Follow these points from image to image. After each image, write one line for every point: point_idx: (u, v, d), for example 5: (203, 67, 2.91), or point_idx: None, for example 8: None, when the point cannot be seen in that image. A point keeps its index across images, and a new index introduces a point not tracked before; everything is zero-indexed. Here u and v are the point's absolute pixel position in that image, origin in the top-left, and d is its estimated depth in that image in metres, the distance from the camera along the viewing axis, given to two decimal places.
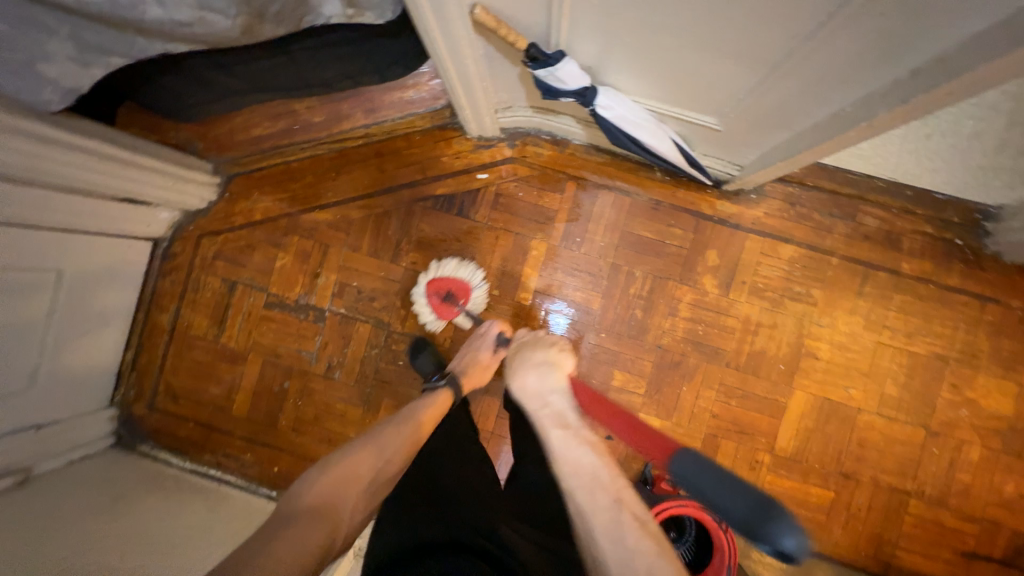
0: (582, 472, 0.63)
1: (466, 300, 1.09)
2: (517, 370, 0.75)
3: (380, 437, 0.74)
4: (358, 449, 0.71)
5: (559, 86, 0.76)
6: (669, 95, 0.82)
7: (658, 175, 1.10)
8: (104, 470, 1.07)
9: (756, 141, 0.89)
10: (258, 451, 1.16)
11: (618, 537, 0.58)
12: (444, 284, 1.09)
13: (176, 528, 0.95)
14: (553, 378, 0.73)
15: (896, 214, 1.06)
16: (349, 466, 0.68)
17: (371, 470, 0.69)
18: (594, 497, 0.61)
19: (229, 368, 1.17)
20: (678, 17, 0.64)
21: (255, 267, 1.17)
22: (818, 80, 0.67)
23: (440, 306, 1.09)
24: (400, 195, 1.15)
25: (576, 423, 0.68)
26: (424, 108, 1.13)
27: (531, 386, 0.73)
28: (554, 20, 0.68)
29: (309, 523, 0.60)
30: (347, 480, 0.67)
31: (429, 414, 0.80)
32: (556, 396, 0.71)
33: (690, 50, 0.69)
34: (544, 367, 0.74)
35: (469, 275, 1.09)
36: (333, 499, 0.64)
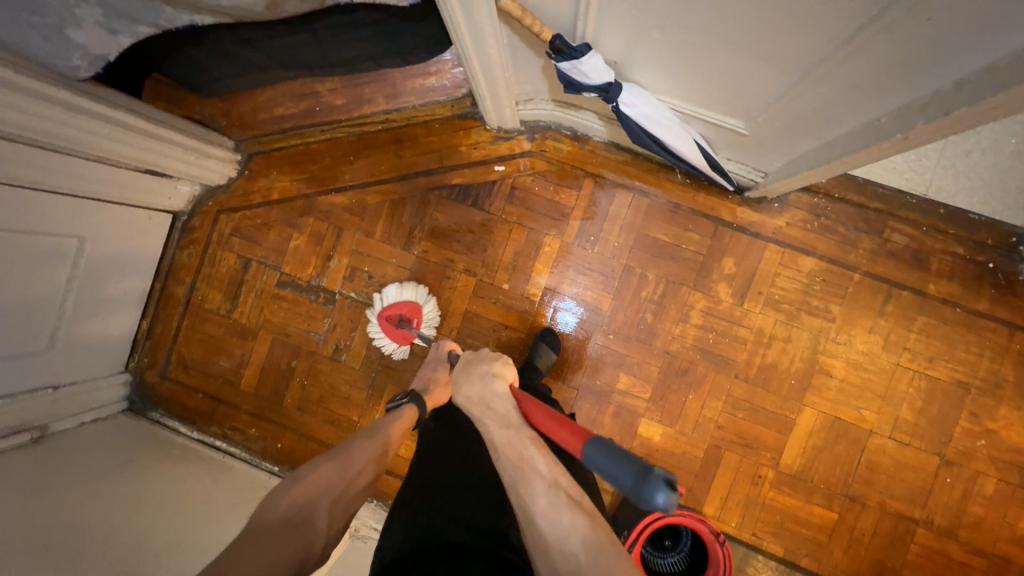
0: (522, 464, 0.57)
1: (417, 322, 1.09)
2: (458, 379, 0.68)
3: (347, 454, 0.71)
4: (328, 461, 0.69)
5: (581, 81, 0.73)
6: (695, 95, 0.80)
7: (678, 177, 1.07)
8: (116, 433, 1.10)
9: (784, 148, 0.86)
10: (263, 426, 1.18)
11: (556, 518, 0.53)
12: (393, 312, 1.09)
13: (179, 496, 0.97)
14: (494, 383, 0.65)
15: (927, 232, 1.01)
16: (319, 477, 0.66)
17: (343, 481, 0.68)
18: (534, 485, 0.55)
19: (239, 344, 1.19)
20: (710, 15, 0.61)
21: (270, 246, 1.18)
22: (854, 87, 0.64)
23: (394, 333, 1.08)
24: (416, 183, 1.15)
25: (515, 417, 0.62)
26: (445, 96, 1.12)
27: (472, 391, 0.66)
28: (582, 10, 0.66)
29: (276, 541, 0.58)
30: (316, 493, 0.65)
31: (400, 424, 0.77)
32: (496, 396, 0.64)
33: (721, 49, 0.67)
34: (485, 372, 0.66)
35: (415, 296, 1.10)
36: (302, 514, 0.62)
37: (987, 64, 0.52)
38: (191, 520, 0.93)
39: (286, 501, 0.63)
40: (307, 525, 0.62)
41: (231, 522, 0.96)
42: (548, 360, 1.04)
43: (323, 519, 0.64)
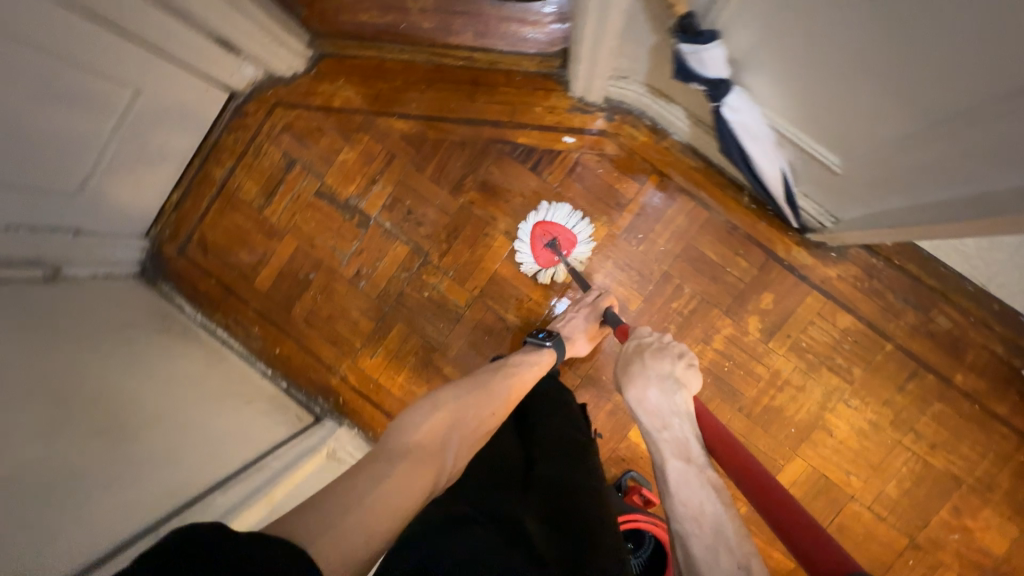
0: (703, 520, 0.59)
1: (568, 249, 1.07)
2: (638, 381, 0.75)
3: (481, 392, 0.77)
4: (460, 396, 0.75)
5: (695, 69, 0.69)
6: (801, 118, 0.76)
7: (745, 199, 1.03)
8: (124, 295, 1.10)
9: (867, 200, 0.82)
10: (267, 328, 1.17)
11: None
12: (551, 231, 1.07)
13: (172, 372, 0.97)
14: (679, 400, 0.72)
15: (972, 322, 0.99)
16: (455, 410, 0.72)
17: (474, 416, 0.74)
18: (717, 552, 0.56)
19: (263, 242, 1.17)
20: (859, 31, 0.58)
21: (318, 153, 1.15)
22: (973, 155, 0.60)
23: (543, 251, 1.07)
24: (480, 130, 1.11)
25: (699, 457, 0.66)
26: (535, 51, 1.08)
27: (653, 403, 0.73)
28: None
29: (422, 456, 0.64)
30: (453, 418, 0.71)
31: (526, 376, 0.84)
32: (680, 422, 0.70)
33: (857, 69, 0.63)
34: (670, 385, 0.74)
35: (576, 225, 1.06)
36: (439, 440, 0.68)
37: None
38: (181, 397, 0.93)
39: (426, 423, 0.69)
40: (444, 449, 0.67)
41: (215, 413, 0.96)
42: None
43: (456, 447, 0.68)
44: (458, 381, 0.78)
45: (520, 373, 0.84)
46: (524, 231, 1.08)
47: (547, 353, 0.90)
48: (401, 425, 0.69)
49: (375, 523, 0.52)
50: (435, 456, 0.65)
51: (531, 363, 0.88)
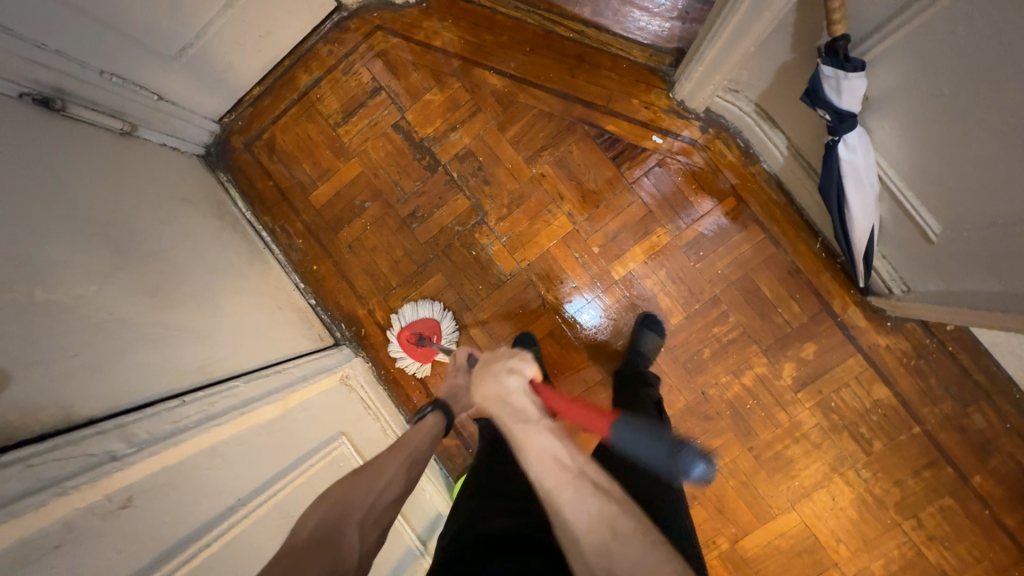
0: (546, 459, 0.56)
1: (437, 336, 1.09)
2: (476, 380, 0.66)
3: (375, 465, 0.69)
4: (351, 475, 0.66)
5: (828, 94, 0.67)
6: (915, 173, 0.74)
7: (816, 246, 1.01)
8: (188, 172, 1.10)
9: (952, 275, 0.79)
10: (309, 243, 1.17)
11: (583, 513, 0.52)
12: (413, 330, 1.10)
13: (216, 258, 0.97)
14: (512, 380, 0.64)
15: (1006, 428, 0.97)
16: (346, 492, 0.63)
17: (371, 492, 0.65)
18: (557, 475, 0.54)
19: (329, 158, 1.17)
20: (1012, 97, 0.56)
21: (406, 86, 1.14)
22: None
23: (416, 352, 1.09)
24: (571, 106, 1.08)
25: (535, 411, 0.61)
26: (649, 43, 1.06)
27: (490, 391, 0.64)
28: (907, 12, 0.59)
29: (316, 553, 0.54)
30: (346, 500, 0.62)
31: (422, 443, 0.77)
32: (516, 394, 0.63)
33: (996, 139, 0.60)
34: (504, 369, 0.65)
35: (431, 314, 1.10)
36: (332, 525, 0.59)
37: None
38: (223, 283, 0.94)
39: (314, 515, 0.60)
40: (342, 535, 0.58)
41: (246, 309, 0.97)
42: (654, 350, 1.03)
43: (356, 534, 0.59)
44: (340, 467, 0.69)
45: (410, 443, 0.76)
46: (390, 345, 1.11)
47: (430, 416, 0.82)
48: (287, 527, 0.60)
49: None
50: (333, 545, 0.56)
51: (427, 424, 0.81)
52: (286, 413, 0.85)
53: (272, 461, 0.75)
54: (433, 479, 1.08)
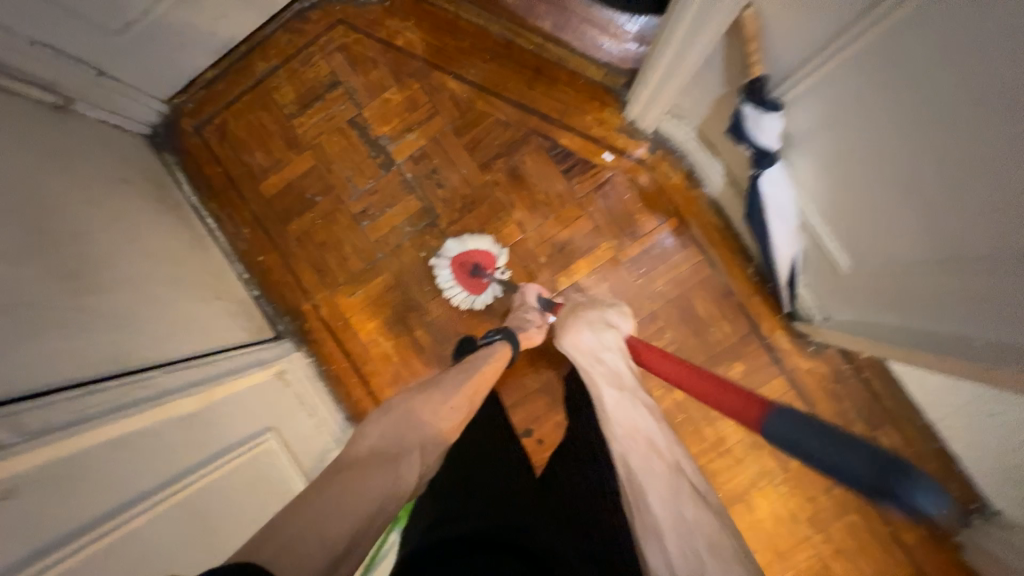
0: (638, 436, 0.65)
1: (490, 269, 1.08)
2: (571, 329, 0.81)
3: (442, 387, 0.78)
4: (416, 398, 0.75)
5: (749, 131, 0.71)
6: (828, 209, 0.77)
7: (749, 270, 1.06)
8: (130, 151, 1.06)
9: (860, 306, 0.83)
10: (257, 233, 1.15)
11: (674, 507, 0.56)
12: (468, 258, 1.08)
13: (151, 242, 0.95)
14: (608, 338, 0.79)
15: (908, 452, 1.03)
16: (409, 416, 0.72)
17: (429, 419, 0.73)
18: (650, 460, 0.61)
19: (282, 148, 1.15)
20: (907, 145, 0.59)
21: (364, 82, 1.13)
22: (965, 296, 0.61)
23: (467, 281, 1.08)
24: (526, 117, 1.10)
25: (630, 381, 0.73)
26: (605, 62, 1.08)
27: (586, 343, 0.78)
28: (818, 58, 0.62)
29: (375, 465, 0.62)
30: (409, 422, 0.71)
31: (488, 369, 0.84)
32: (612, 355, 0.77)
33: (894, 183, 0.64)
34: (601, 327, 0.80)
35: (487, 245, 1.08)
36: (391, 449, 0.66)
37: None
38: (155, 269, 0.91)
39: (377, 431, 0.68)
40: (399, 457, 0.66)
41: (180, 297, 0.94)
42: None
43: (414, 456, 0.67)
44: (412, 386, 0.78)
45: (477, 367, 0.83)
46: (441, 269, 1.08)
47: (499, 342, 0.89)
48: (352, 441, 0.68)
49: (315, 541, 0.49)
50: (390, 462, 0.64)
51: (494, 349, 0.88)
52: (210, 406, 0.83)
53: (185, 457, 0.73)
54: None
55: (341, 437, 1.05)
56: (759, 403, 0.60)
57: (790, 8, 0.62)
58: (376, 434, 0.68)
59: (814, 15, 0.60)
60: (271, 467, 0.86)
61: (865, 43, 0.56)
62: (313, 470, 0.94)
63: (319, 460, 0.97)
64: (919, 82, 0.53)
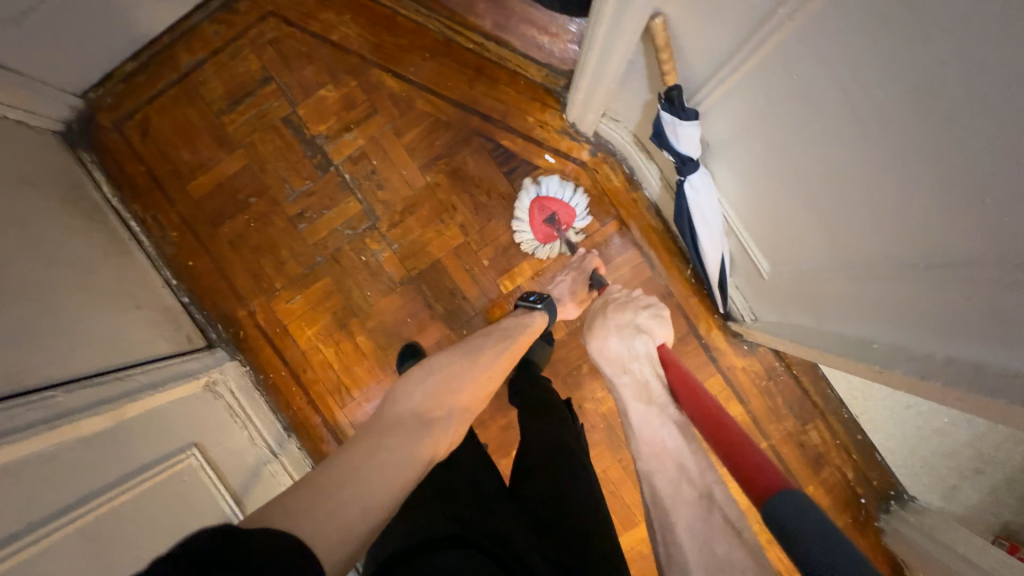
0: (664, 453, 0.59)
1: (566, 225, 1.06)
2: (600, 333, 0.81)
3: (481, 354, 0.75)
4: (454, 363, 0.71)
5: (670, 138, 0.72)
6: (749, 215, 0.79)
7: (688, 271, 1.08)
8: (39, 150, 0.99)
9: (783, 308, 0.86)
10: (186, 237, 1.09)
11: (705, 542, 0.48)
12: (550, 206, 1.05)
13: (55, 249, 0.88)
14: (639, 345, 0.76)
15: (836, 444, 1.07)
16: (448, 381, 0.68)
17: (466, 386, 0.70)
18: (678, 482, 0.55)
19: (211, 147, 1.09)
20: (803, 157, 0.60)
21: (298, 79, 1.09)
22: (862, 302, 0.63)
23: (540, 227, 1.05)
24: (468, 117, 1.08)
25: (661, 399, 0.68)
26: (546, 62, 1.07)
27: (615, 351, 0.77)
28: (725, 69, 0.63)
29: (413, 431, 0.59)
30: (448, 387, 0.68)
31: (521, 340, 0.82)
32: (641, 365, 0.74)
33: (796, 193, 0.65)
34: (632, 334, 0.78)
35: (573, 200, 1.06)
36: (430, 413, 0.63)
37: (949, 355, 0.52)
38: (58, 278, 0.85)
39: (416, 395, 0.65)
40: (437, 425, 0.62)
41: (89, 308, 0.88)
42: (543, 358, 1.01)
43: (449, 427, 0.64)
44: (450, 348, 0.75)
45: (513, 337, 0.81)
46: (523, 206, 1.06)
47: (539, 314, 0.89)
48: (391, 400, 0.65)
49: (361, 508, 0.46)
50: (426, 428, 0.61)
51: (527, 322, 0.87)
52: (119, 426, 0.78)
53: (85, 481, 0.68)
54: None
55: (278, 450, 1.02)
56: (774, 479, 0.48)
57: (696, 21, 0.63)
58: (417, 397, 0.65)
59: (715, 30, 0.61)
60: (192, 485, 0.82)
61: (761, 56, 0.57)
62: (243, 487, 0.90)
63: (250, 474, 0.93)
64: (806, 99, 0.54)
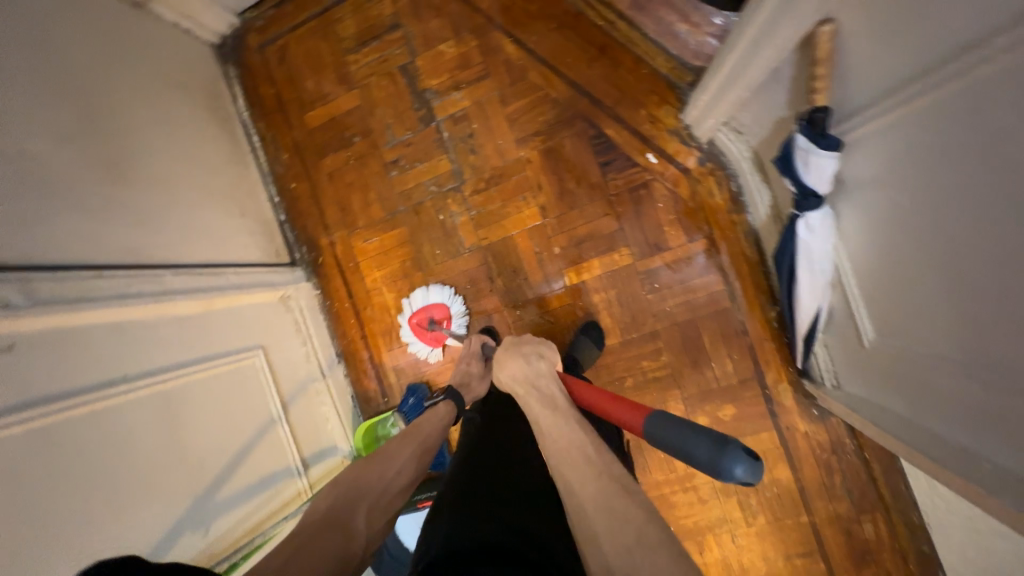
0: (567, 448, 0.56)
1: (446, 322, 1.08)
2: (503, 361, 0.72)
3: (396, 446, 0.72)
4: (362, 466, 0.68)
5: (798, 166, 0.63)
6: (865, 270, 0.69)
7: (771, 313, 0.98)
8: (196, 58, 1.11)
9: (872, 384, 0.75)
10: (294, 160, 1.19)
11: (609, 509, 0.47)
12: (424, 313, 1.09)
13: (189, 149, 1.00)
14: (541, 364, 0.71)
15: (891, 545, 0.94)
16: (361, 477, 0.66)
17: (380, 482, 0.67)
18: (579, 470, 0.52)
19: (333, 81, 1.16)
20: (957, 222, 0.50)
21: (424, 30, 1.11)
22: (979, 408, 0.53)
23: (427, 336, 1.09)
24: (577, 98, 1.04)
25: (564, 405, 0.63)
26: (677, 54, 0.99)
27: (520, 372, 0.70)
28: (887, 100, 0.53)
29: (323, 533, 0.56)
30: (360, 485, 0.65)
31: (438, 424, 0.79)
32: (546, 381, 0.69)
33: (932, 260, 0.55)
34: (533, 356, 0.72)
35: (439, 300, 1.10)
36: (342, 513, 0.60)
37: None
38: (188, 176, 0.97)
39: (324, 498, 0.63)
40: (350, 523, 0.60)
41: (203, 208, 0.99)
42: (589, 360, 0.99)
43: (365, 518, 0.61)
44: None
45: (428, 420, 0.78)
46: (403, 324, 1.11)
47: (441, 404, 0.81)
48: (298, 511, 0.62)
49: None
50: (341, 527, 0.58)
51: (438, 411, 0.81)
52: (209, 313, 0.89)
53: (171, 354, 0.79)
54: (347, 413, 1.14)
55: (326, 372, 1.12)
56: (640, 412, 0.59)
57: (870, 39, 0.53)
58: (323, 501, 0.62)
59: (894, 52, 0.51)
60: (252, 380, 0.92)
61: (936, 96, 0.47)
62: (289, 396, 1.00)
63: (299, 387, 1.04)
64: (981, 153, 0.44)
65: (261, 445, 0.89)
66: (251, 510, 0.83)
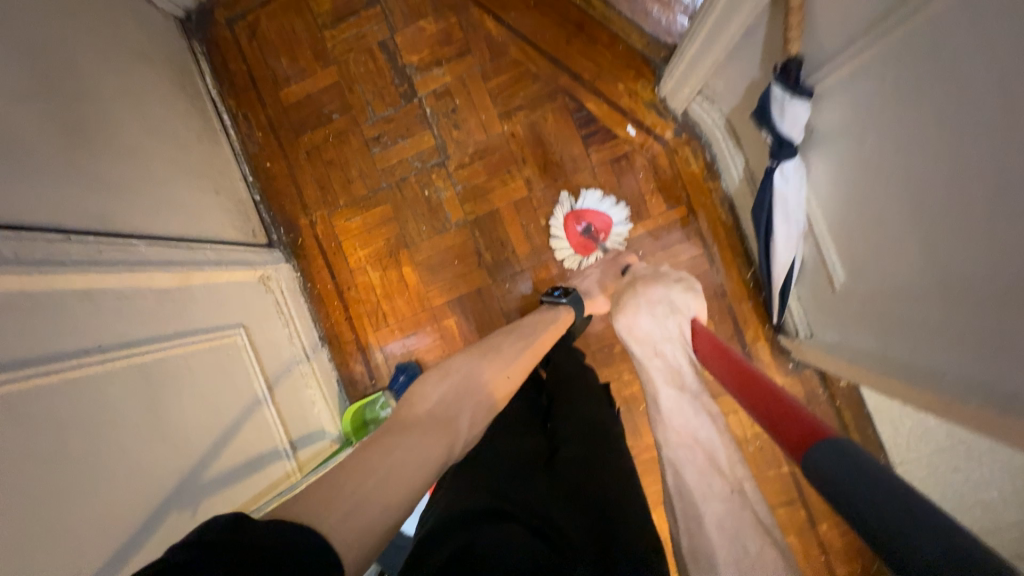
0: (695, 451, 0.53)
1: (605, 235, 1.05)
2: (629, 311, 0.76)
3: (503, 352, 0.75)
4: (468, 368, 0.69)
5: (774, 115, 0.68)
6: (835, 217, 0.74)
7: (747, 273, 1.03)
8: (159, 29, 1.05)
9: (845, 325, 0.81)
10: (269, 139, 1.15)
11: (735, 536, 0.44)
12: (586, 216, 1.05)
13: (157, 120, 0.95)
14: (671, 326, 0.73)
15: None
16: (464, 381, 0.67)
17: (482, 385, 0.68)
18: (708, 479, 0.49)
19: (309, 58, 1.14)
20: (918, 151, 0.55)
21: (402, 6, 1.10)
22: (944, 324, 0.58)
23: (577, 239, 1.05)
24: (558, 74, 1.07)
25: (693, 382, 0.64)
26: (650, 31, 1.03)
27: (644, 330, 0.73)
28: (856, 44, 0.58)
29: (427, 429, 0.57)
30: (464, 389, 0.66)
31: (547, 334, 0.82)
32: (672, 348, 0.70)
33: (897, 189, 0.60)
34: (663, 313, 0.75)
35: (606, 208, 1.05)
36: (444, 414, 0.61)
37: None
38: (157, 148, 0.92)
39: (434, 394, 0.64)
40: (453, 425, 0.60)
41: (174, 183, 0.94)
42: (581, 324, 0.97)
43: (465, 423, 0.62)
44: (470, 350, 0.74)
45: (543, 329, 0.82)
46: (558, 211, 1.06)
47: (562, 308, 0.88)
48: (406, 402, 0.63)
49: (370, 518, 0.42)
50: (443, 428, 0.59)
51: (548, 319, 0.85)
52: (186, 287, 0.85)
53: (147, 327, 0.74)
54: (332, 397, 1.10)
55: (311, 354, 1.08)
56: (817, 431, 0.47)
57: None
58: (435, 396, 0.63)
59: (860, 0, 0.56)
60: (234, 359, 0.88)
61: (900, 33, 0.52)
62: (274, 376, 0.97)
63: (284, 368, 1.00)
64: (939, 82, 0.49)
65: (246, 423, 0.85)
66: (238, 489, 0.79)
